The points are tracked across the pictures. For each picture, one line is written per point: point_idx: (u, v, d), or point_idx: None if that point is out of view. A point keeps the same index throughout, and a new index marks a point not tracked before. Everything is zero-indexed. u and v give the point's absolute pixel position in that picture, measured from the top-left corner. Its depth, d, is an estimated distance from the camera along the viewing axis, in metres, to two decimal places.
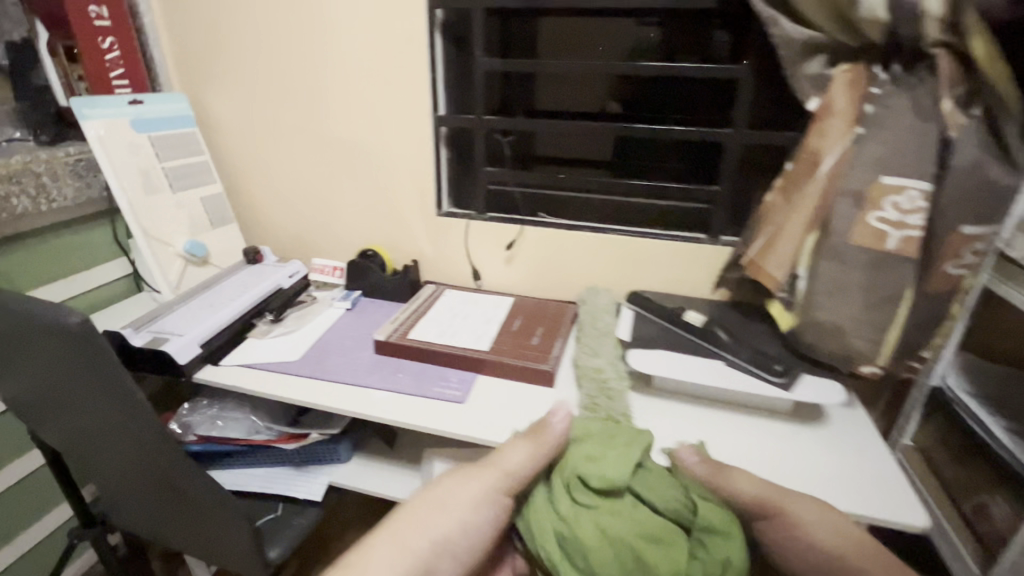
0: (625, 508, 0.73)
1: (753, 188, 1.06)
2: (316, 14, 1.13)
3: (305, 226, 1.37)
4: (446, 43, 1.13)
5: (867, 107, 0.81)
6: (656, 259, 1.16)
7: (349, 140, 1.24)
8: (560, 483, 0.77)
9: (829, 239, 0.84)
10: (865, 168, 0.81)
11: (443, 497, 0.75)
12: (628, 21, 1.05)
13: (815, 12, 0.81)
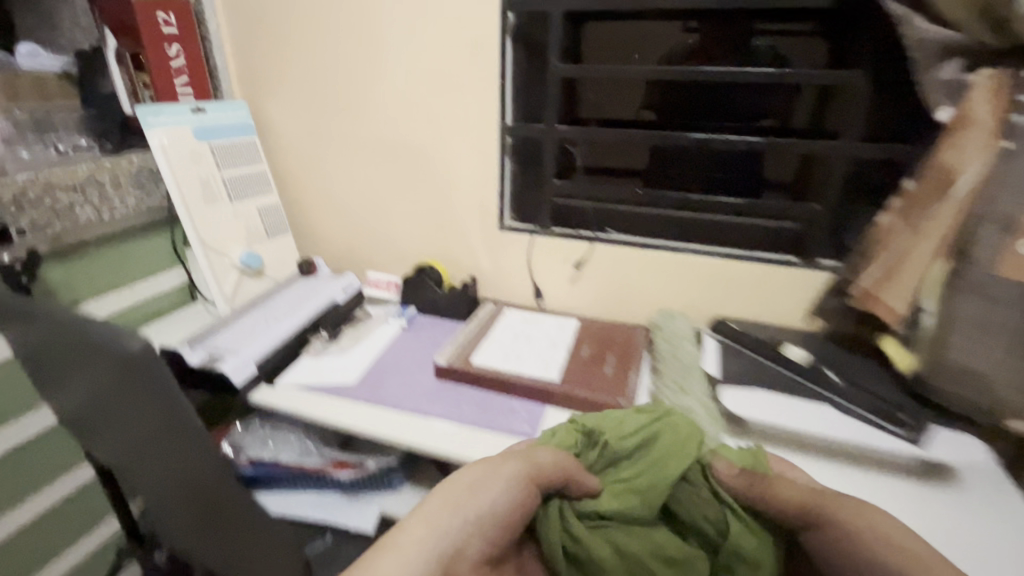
0: (647, 530, 0.68)
1: (861, 207, 0.95)
2: (382, 19, 1.09)
3: (360, 237, 1.33)
4: (518, 48, 1.06)
5: (1016, 118, 0.69)
6: (741, 283, 1.05)
7: (409, 150, 1.18)
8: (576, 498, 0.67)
9: (967, 271, 0.72)
10: (1017, 189, 0.68)
11: (479, 485, 0.60)
12: (673, 26, 0.98)
13: (957, 8, 0.70)
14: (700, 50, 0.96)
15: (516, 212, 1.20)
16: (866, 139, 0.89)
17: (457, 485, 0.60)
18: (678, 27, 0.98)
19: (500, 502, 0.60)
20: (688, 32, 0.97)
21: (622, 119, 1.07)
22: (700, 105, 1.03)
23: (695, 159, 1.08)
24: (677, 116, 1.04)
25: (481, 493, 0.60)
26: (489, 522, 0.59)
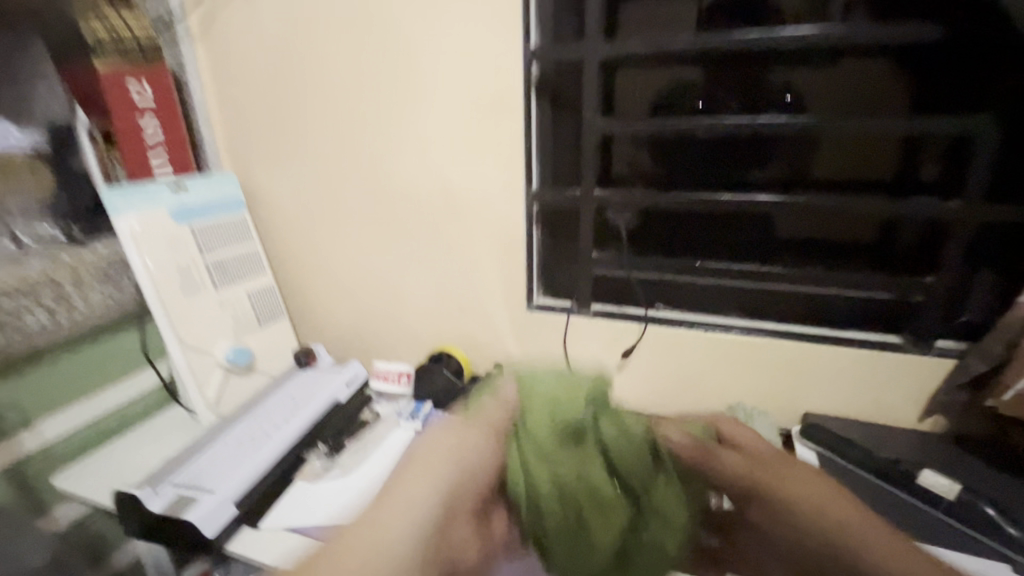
0: (587, 479, 0.58)
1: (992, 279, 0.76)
2: (385, 76, 0.95)
3: (365, 320, 1.16)
4: (544, 102, 0.91)
5: None
6: (829, 370, 0.86)
7: (419, 223, 1.03)
8: (530, 433, 0.58)
9: None
10: None
11: (465, 435, 0.57)
12: (709, 67, 0.83)
13: None
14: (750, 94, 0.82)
15: (546, 287, 1.03)
16: (985, 200, 0.73)
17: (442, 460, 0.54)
18: (702, 69, 0.84)
19: (484, 460, 0.56)
20: (743, 74, 0.82)
21: (665, 178, 0.90)
22: (766, 159, 0.87)
23: (754, 222, 0.90)
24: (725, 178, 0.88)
25: (473, 445, 0.56)
26: (476, 482, 0.54)
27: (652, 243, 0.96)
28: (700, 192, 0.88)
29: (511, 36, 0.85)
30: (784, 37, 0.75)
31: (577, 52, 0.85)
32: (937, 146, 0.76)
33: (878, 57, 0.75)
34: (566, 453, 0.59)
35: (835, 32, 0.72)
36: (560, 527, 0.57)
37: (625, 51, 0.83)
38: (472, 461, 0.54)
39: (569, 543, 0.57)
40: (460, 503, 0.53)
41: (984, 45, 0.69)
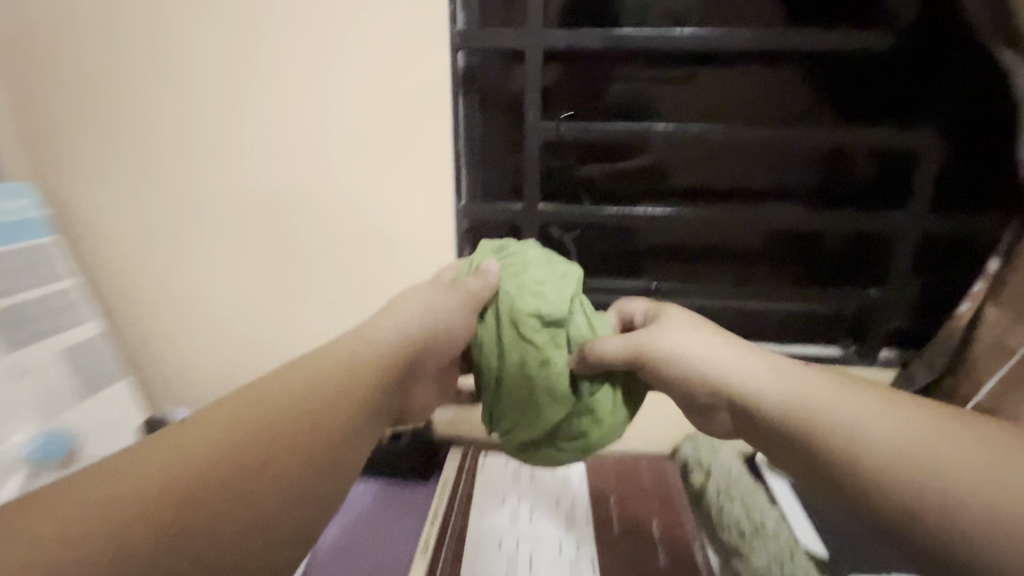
0: (556, 369, 0.52)
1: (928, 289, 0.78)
2: (254, 58, 0.72)
3: (248, 373, 0.90)
4: (471, 99, 0.77)
5: None
6: None
7: (320, 248, 0.80)
8: (507, 306, 0.53)
9: None
10: None
11: (431, 309, 0.50)
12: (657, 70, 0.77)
13: None
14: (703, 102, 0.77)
15: None
16: (938, 210, 0.74)
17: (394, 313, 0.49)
18: (647, 70, 0.77)
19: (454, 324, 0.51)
20: (689, 78, 0.77)
21: (604, 187, 0.82)
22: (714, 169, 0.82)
23: (693, 236, 0.86)
24: (665, 187, 0.83)
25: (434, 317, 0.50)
26: (446, 344, 0.51)
27: (597, 261, 0.87)
28: (646, 204, 0.81)
29: (437, 13, 0.68)
30: (745, 40, 0.69)
31: (516, 41, 0.71)
32: (852, 153, 0.78)
33: (789, 68, 0.76)
34: (536, 335, 0.52)
35: (797, 36, 0.69)
36: (512, 408, 0.54)
37: (574, 44, 0.71)
38: (428, 331, 0.49)
39: (515, 403, 0.53)
40: (422, 359, 0.49)
41: (931, 56, 0.70)
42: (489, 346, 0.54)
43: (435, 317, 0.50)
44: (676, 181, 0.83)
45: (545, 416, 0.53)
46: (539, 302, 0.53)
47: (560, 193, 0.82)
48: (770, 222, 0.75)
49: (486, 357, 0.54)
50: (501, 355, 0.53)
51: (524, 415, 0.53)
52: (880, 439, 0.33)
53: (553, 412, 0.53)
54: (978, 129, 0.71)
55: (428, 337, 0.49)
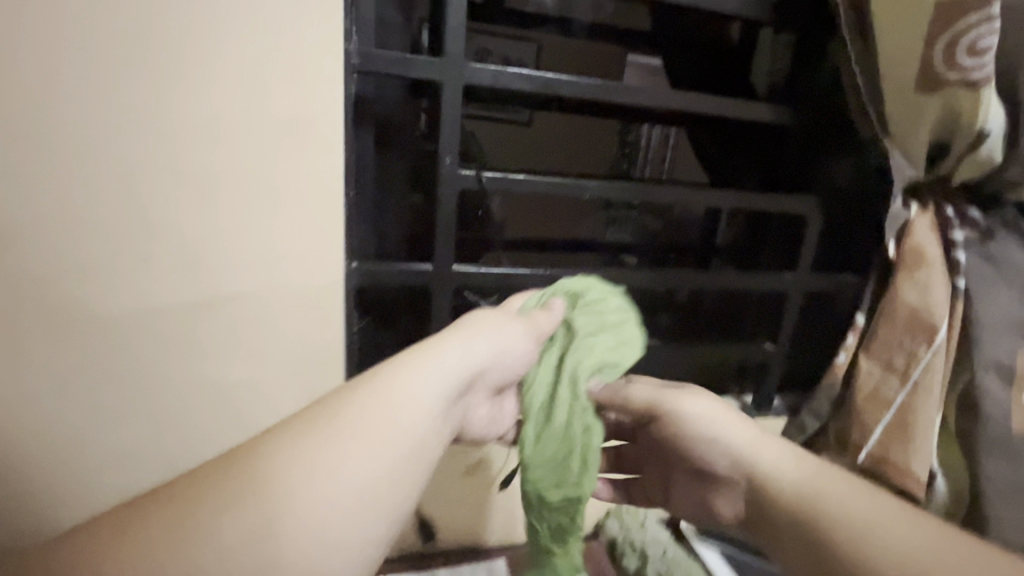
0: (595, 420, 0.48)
1: (804, 342, 0.87)
2: (8, 42, 0.45)
3: (6, 533, 0.58)
4: (366, 135, 0.62)
5: (961, 255, 0.66)
6: None
7: (141, 327, 0.56)
8: (567, 345, 0.53)
9: (985, 431, 0.66)
10: (1004, 338, 0.65)
11: (501, 330, 0.49)
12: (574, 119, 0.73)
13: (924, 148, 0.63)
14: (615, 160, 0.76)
15: None
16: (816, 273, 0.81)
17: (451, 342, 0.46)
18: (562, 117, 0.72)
19: (518, 348, 0.50)
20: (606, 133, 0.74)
21: (516, 239, 0.76)
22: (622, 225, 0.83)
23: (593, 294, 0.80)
24: (575, 241, 0.80)
25: (501, 338, 0.49)
26: (505, 364, 0.49)
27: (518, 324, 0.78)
28: (562, 259, 0.77)
29: (331, 24, 0.52)
30: (675, 102, 0.67)
31: (434, 74, 0.58)
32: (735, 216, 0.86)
33: (675, 130, 0.81)
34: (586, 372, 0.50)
35: (710, 102, 0.68)
36: (546, 465, 0.47)
37: (503, 86, 0.60)
38: (492, 355, 0.48)
39: (546, 459, 0.47)
40: (480, 378, 0.48)
41: (817, 138, 0.76)
42: (539, 378, 0.52)
43: (509, 337, 0.49)
44: (587, 236, 0.82)
45: (564, 502, 0.46)
46: (597, 346, 0.52)
47: (471, 248, 0.72)
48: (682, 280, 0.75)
49: (535, 397, 0.51)
50: (549, 396, 0.50)
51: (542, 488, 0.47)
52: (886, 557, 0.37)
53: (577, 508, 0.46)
54: (850, 200, 0.78)
55: (496, 359, 0.48)
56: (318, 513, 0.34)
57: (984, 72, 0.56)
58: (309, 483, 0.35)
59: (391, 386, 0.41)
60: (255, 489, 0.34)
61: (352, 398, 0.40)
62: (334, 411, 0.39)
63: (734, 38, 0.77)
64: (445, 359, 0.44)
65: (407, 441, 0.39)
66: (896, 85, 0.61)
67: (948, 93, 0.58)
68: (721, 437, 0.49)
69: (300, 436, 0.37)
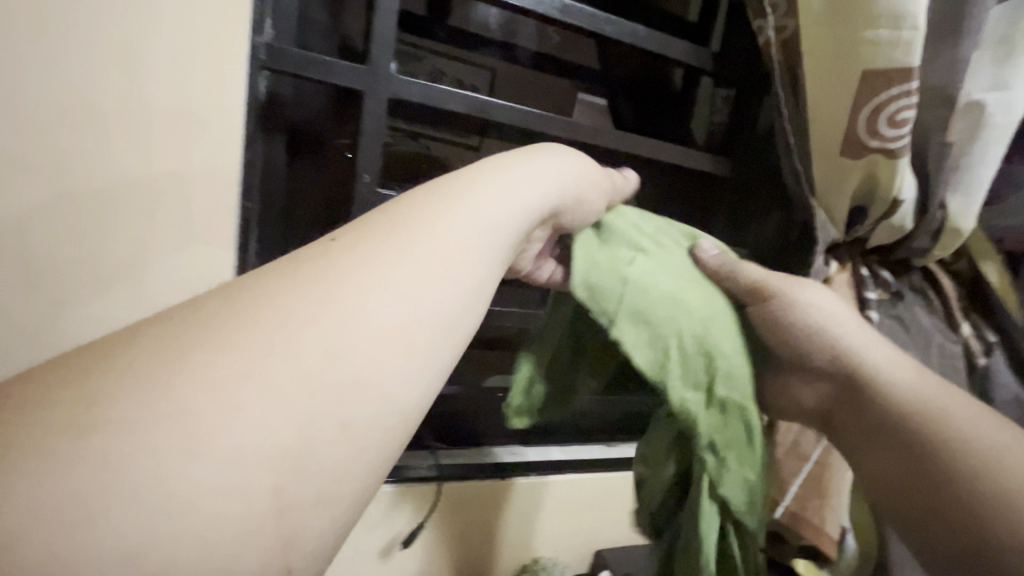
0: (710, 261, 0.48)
1: None
2: None
3: None
4: (274, 140, 0.56)
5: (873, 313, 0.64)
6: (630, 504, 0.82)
7: None
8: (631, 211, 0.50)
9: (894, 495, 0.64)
10: None
11: (568, 160, 0.43)
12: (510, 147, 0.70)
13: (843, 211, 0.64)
14: None
15: None
16: None
17: (535, 172, 0.40)
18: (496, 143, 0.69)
19: (594, 200, 0.45)
20: None
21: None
22: None
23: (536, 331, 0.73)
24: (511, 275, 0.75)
25: (574, 171, 0.43)
26: (585, 207, 0.44)
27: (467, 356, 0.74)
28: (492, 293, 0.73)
29: (237, 17, 0.46)
30: (612, 141, 0.65)
31: (353, 81, 0.52)
32: None
33: None
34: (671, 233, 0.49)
35: (647, 143, 0.67)
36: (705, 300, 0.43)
37: (433, 104, 0.55)
38: (572, 191, 0.42)
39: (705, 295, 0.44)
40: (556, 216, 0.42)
41: (749, 191, 0.77)
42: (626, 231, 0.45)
43: (580, 172, 0.44)
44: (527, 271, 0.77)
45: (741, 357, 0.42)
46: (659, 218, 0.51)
47: None
48: None
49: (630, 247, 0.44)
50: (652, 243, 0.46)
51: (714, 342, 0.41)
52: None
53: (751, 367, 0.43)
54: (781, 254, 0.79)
55: (578, 196, 0.43)
56: (381, 319, 0.26)
57: (903, 142, 0.58)
58: (380, 279, 0.27)
59: (465, 190, 0.34)
60: (300, 301, 0.25)
61: (416, 198, 0.33)
62: (399, 209, 0.32)
63: (677, 83, 0.77)
64: (520, 173, 0.39)
65: (497, 238, 0.34)
66: (824, 146, 0.63)
67: (869, 160, 0.60)
68: (820, 324, 0.43)
69: (350, 241, 0.29)
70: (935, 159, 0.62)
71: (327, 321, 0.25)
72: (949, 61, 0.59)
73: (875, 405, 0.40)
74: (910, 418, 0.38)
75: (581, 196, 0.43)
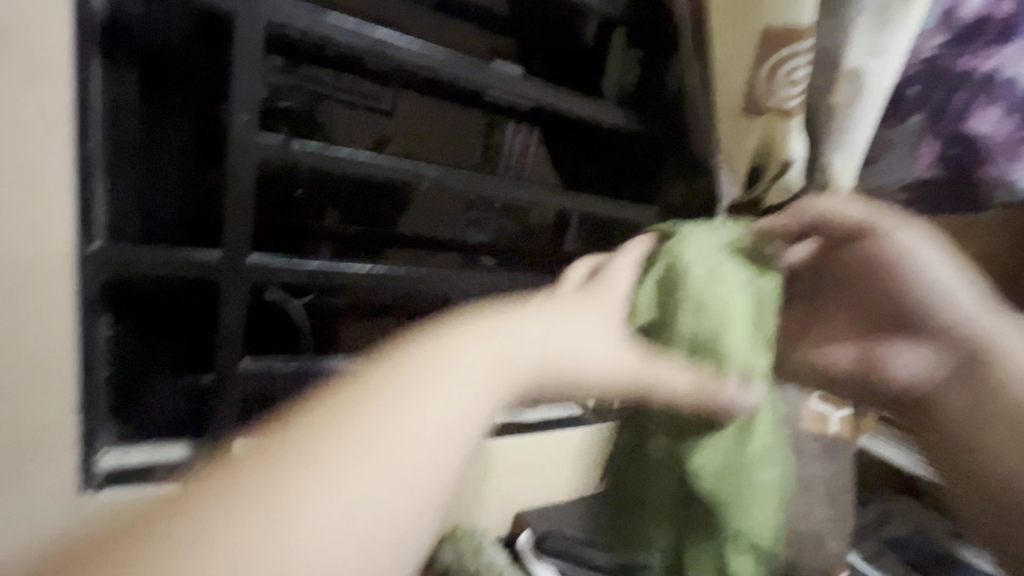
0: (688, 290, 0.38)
1: None
2: None
3: None
4: (127, 75, 0.48)
5: None
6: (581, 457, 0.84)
7: None
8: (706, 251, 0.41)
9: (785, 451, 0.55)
10: None
11: (579, 313, 0.34)
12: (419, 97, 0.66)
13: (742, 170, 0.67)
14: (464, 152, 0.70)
15: (114, 424, 0.57)
16: None
17: (525, 340, 0.31)
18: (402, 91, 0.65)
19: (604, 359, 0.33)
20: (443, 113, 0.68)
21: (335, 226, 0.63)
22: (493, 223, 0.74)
23: (452, 298, 0.69)
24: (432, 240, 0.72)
25: (580, 335, 0.33)
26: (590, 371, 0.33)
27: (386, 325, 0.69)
28: (409, 257, 0.68)
29: None
30: (528, 92, 0.62)
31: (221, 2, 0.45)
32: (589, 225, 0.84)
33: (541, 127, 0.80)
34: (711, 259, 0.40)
35: (560, 99, 0.65)
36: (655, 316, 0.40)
37: (322, 37, 0.49)
38: (578, 362, 0.32)
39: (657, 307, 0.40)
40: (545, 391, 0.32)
41: (658, 150, 0.78)
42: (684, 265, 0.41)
43: (579, 313, 0.34)
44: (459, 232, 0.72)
45: (742, 301, 0.39)
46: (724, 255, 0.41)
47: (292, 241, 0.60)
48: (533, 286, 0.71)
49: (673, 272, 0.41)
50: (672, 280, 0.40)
51: (703, 277, 0.39)
52: None
53: (750, 320, 0.38)
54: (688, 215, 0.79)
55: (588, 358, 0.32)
56: (320, 546, 0.21)
57: (792, 103, 0.61)
58: (325, 496, 0.22)
59: (436, 354, 0.28)
60: (228, 522, 0.21)
61: (382, 363, 0.27)
62: (360, 380, 0.26)
63: (590, 39, 0.75)
64: (513, 333, 0.30)
65: (470, 442, 0.26)
66: (727, 104, 0.64)
67: (765, 119, 0.62)
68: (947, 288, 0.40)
69: (301, 427, 0.24)
70: None
71: (249, 552, 0.20)
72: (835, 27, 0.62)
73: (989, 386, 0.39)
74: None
75: (579, 380, 0.32)
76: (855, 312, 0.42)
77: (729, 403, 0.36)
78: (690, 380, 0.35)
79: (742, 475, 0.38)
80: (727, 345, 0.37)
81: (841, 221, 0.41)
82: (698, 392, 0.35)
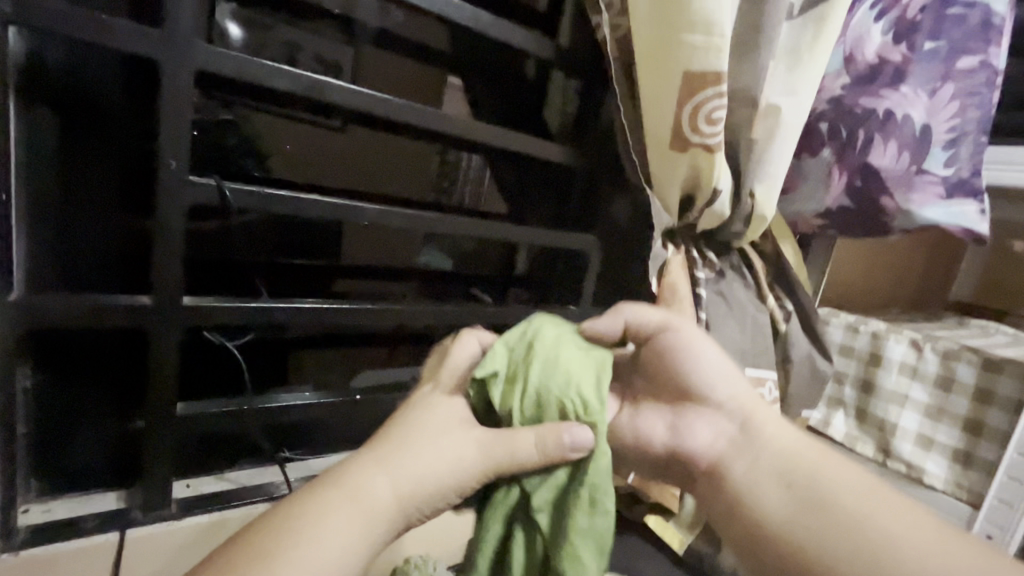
0: (564, 353, 0.45)
1: None
2: None
3: None
4: (47, 119, 0.47)
5: (702, 291, 0.73)
6: None
7: None
8: (556, 330, 0.47)
9: None
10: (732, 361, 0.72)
11: (453, 420, 0.44)
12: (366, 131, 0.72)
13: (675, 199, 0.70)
14: (411, 187, 0.78)
15: (35, 479, 0.55)
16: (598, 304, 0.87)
17: (400, 456, 0.41)
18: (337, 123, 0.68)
19: (467, 459, 0.41)
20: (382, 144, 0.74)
21: (279, 260, 0.66)
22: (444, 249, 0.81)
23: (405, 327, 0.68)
24: (384, 266, 0.75)
25: (457, 445, 0.42)
26: (453, 480, 0.41)
27: (336, 350, 0.71)
28: (361, 284, 0.71)
29: None
30: (467, 130, 0.64)
31: (147, 49, 0.44)
32: (533, 252, 0.84)
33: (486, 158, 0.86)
34: (569, 337, 0.47)
35: (500, 134, 0.67)
36: (510, 375, 0.45)
37: (254, 81, 0.49)
38: (449, 466, 0.41)
39: (517, 367, 0.45)
40: (431, 500, 0.40)
41: (594, 175, 0.80)
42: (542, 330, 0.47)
43: (452, 417, 0.44)
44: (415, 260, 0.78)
45: (585, 362, 0.45)
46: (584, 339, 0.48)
47: (242, 278, 0.62)
48: (482, 311, 0.72)
49: (520, 344, 0.47)
50: (526, 351, 0.46)
51: (549, 344, 0.46)
52: (852, 492, 0.44)
53: (594, 380, 0.44)
54: (627, 235, 0.84)
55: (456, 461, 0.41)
56: None
57: (717, 138, 0.65)
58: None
59: (349, 477, 0.39)
60: None
61: (315, 483, 0.39)
62: (297, 500, 0.38)
63: (530, 73, 0.78)
64: (403, 456, 0.41)
65: (358, 541, 0.37)
66: (657, 139, 0.68)
67: (692, 153, 0.66)
68: (718, 374, 0.52)
69: (242, 541, 0.36)
70: (743, 154, 0.70)
71: None
72: (752, 69, 0.66)
73: (760, 450, 0.48)
74: (786, 460, 0.47)
75: (450, 484, 0.41)
76: (660, 399, 0.54)
77: (567, 451, 0.40)
78: (535, 433, 0.41)
79: (575, 508, 0.42)
80: (581, 397, 0.43)
81: (641, 324, 0.54)
82: (544, 451, 0.40)
